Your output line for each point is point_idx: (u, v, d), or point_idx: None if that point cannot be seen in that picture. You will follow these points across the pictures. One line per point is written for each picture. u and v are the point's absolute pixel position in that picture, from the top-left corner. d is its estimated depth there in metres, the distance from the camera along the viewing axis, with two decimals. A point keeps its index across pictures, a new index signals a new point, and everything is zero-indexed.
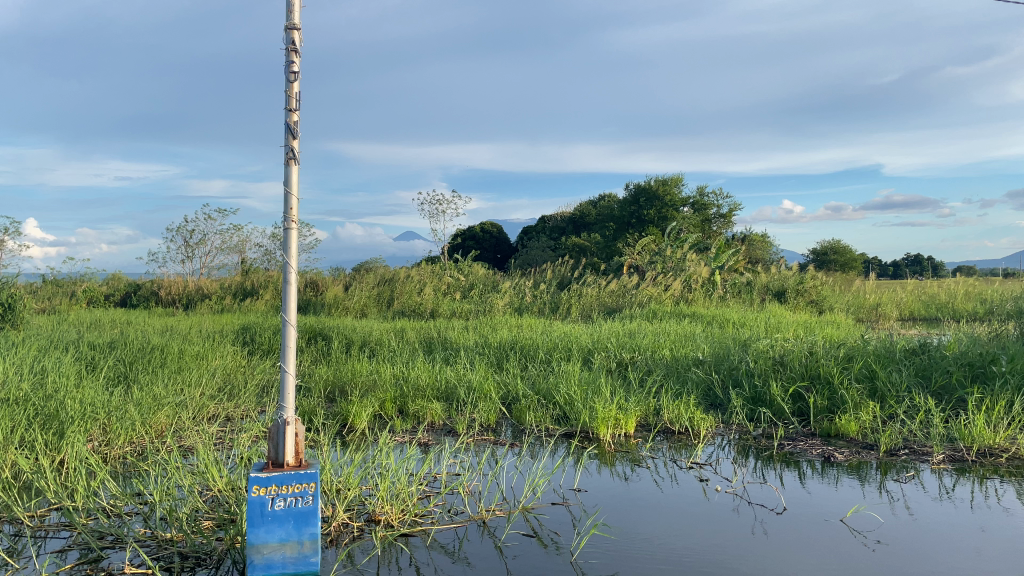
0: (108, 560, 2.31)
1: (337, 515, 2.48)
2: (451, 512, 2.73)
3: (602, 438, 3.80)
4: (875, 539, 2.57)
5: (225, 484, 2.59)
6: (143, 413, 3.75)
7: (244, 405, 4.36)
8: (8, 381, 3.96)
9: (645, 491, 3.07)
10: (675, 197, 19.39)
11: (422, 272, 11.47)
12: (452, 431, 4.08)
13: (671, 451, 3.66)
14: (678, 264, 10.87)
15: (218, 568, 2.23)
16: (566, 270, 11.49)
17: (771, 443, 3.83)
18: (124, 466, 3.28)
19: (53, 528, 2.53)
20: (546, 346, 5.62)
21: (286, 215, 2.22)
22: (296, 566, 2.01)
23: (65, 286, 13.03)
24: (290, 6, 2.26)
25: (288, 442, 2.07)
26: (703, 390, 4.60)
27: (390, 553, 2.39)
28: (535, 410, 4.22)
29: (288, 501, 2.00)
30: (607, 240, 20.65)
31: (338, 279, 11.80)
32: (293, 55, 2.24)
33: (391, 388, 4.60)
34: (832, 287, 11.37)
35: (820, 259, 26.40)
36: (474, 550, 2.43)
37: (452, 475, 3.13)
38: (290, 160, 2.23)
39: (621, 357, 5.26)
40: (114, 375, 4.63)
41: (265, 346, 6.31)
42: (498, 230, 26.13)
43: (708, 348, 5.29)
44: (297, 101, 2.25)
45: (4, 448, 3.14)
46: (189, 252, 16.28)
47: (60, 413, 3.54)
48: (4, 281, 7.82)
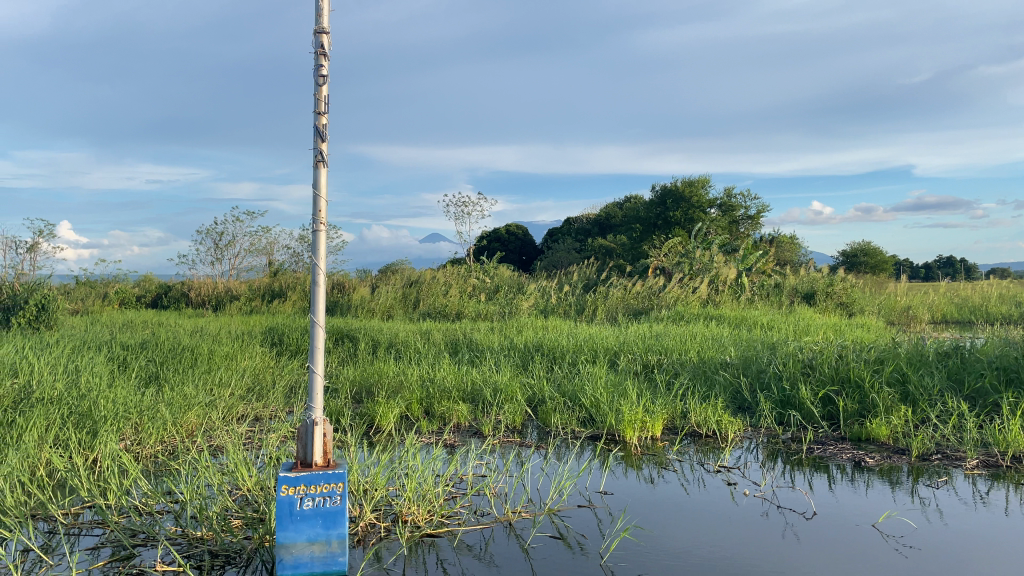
0: (140, 558, 2.35)
1: (365, 515, 2.49)
2: (478, 513, 2.74)
3: (629, 441, 3.78)
4: (908, 544, 2.54)
5: (255, 484, 2.62)
6: (174, 413, 3.81)
7: (272, 406, 4.41)
8: (44, 381, 4.04)
9: (673, 495, 3.05)
10: (703, 198, 19.27)
11: (448, 274, 11.50)
12: (478, 432, 4.09)
13: (699, 454, 3.64)
14: (705, 265, 10.81)
15: (248, 566, 2.25)
16: (592, 272, 11.46)
17: (800, 446, 3.79)
18: (155, 465, 3.33)
19: (86, 526, 2.58)
20: (572, 348, 5.61)
21: (315, 217, 2.23)
22: (324, 566, 2.03)
23: (98, 287, 13.25)
24: (320, 11, 2.28)
25: (317, 443, 2.09)
26: (731, 393, 4.56)
27: (417, 553, 2.40)
28: (561, 412, 4.22)
29: (316, 501, 2.01)
30: (633, 241, 20.59)
31: (364, 281, 11.89)
32: (321, 58, 2.26)
33: (417, 389, 4.63)
34: (862, 289, 11.23)
35: (850, 261, 26.09)
36: (500, 551, 2.43)
37: (479, 477, 3.14)
38: (318, 163, 2.25)
39: (647, 360, 5.23)
40: (146, 375, 4.71)
41: (294, 347, 6.37)
42: (524, 231, 26.15)
43: (736, 350, 5.25)
44: (326, 104, 2.27)
45: (38, 447, 3.20)
46: (219, 255, 16.50)
47: (94, 413, 3.60)
48: (38, 282, 7.98)
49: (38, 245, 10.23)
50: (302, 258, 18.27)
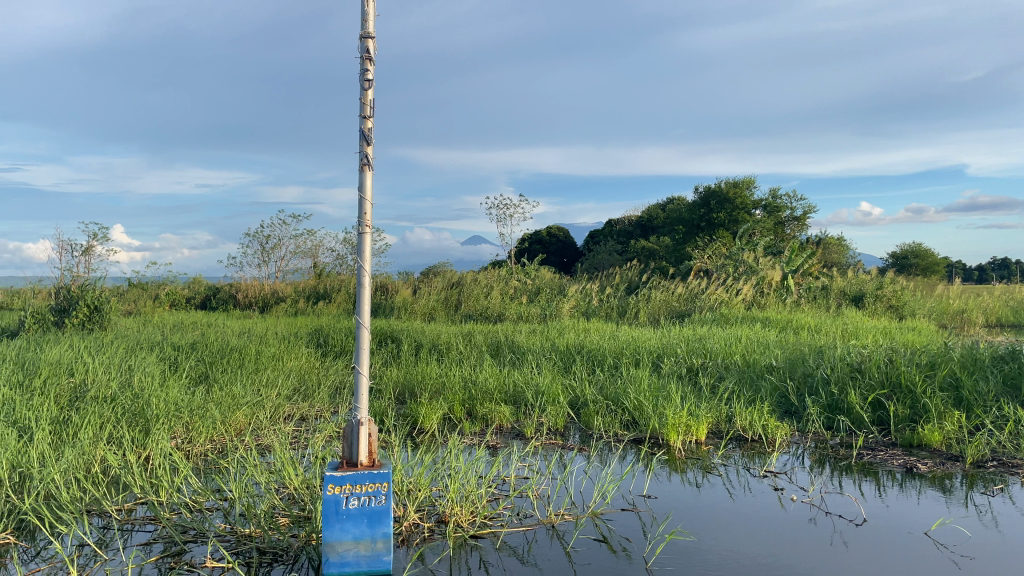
0: (191, 554, 2.39)
1: (408, 515, 2.51)
2: (521, 515, 2.74)
3: (672, 444, 3.74)
4: (961, 553, 2.47)
5: (301, 482, 2.66)
6: (223, 412, 3.89)
7: (318, 406, 4.48)
8: (98, 380, 4.16)
9: (717, 499, 3.02)
10: (747, 199, 19.03)
11: (490, 277, 11.54)
12: (520, 434, 4.09)
13: (744, 459, 3.59)
14: (750, 267, 10.67)
15: (295, 564, 2.28)
16: (634, 274, 11.39)
17: (850, 452, 3.71)
18: (205, 462, 3.40)
19: (139, 522, 2.65)
20: (614, 351, 5.59)
21: (361, 220, 2.26)
22: (369, 564, 2.05)
23: (149, 289, 13.59)
24: (366, 16, 2.31)
25: (362, 442, 2.11)
26: (777, 397, 4.49)
27: (460, 554, 2.41)
28: (604, 414, 4.19)
29: (362, 500, 2.03)
30: (676, 243, 20.40)
31: (407, 283, 11.99)
32: (366, 63, 2.28)
33: (460, 390, 4.66)
34: (913, 291, 10.97)
35: (900, 263, 25.53)
36: (543, 553, 2.43)
37: (521, 479, 3.14)
38: (364, 166, 2.27)
39: (691, 363, 5.17)
40: (196, 375, 4.81)
41: (338, 348, 6.45)
42: (566, 233, 26.09)
43: (781, 354, 5.16)
44: (371, 108, 2.30)
45: (94, 444, 3.29)
46: (265, 257, 16.79)
47: (146, 412, 3.69)
48: (92, 284, 8.20)
49: (92, 248, 10.52)
50: (345, 260, 18.49)
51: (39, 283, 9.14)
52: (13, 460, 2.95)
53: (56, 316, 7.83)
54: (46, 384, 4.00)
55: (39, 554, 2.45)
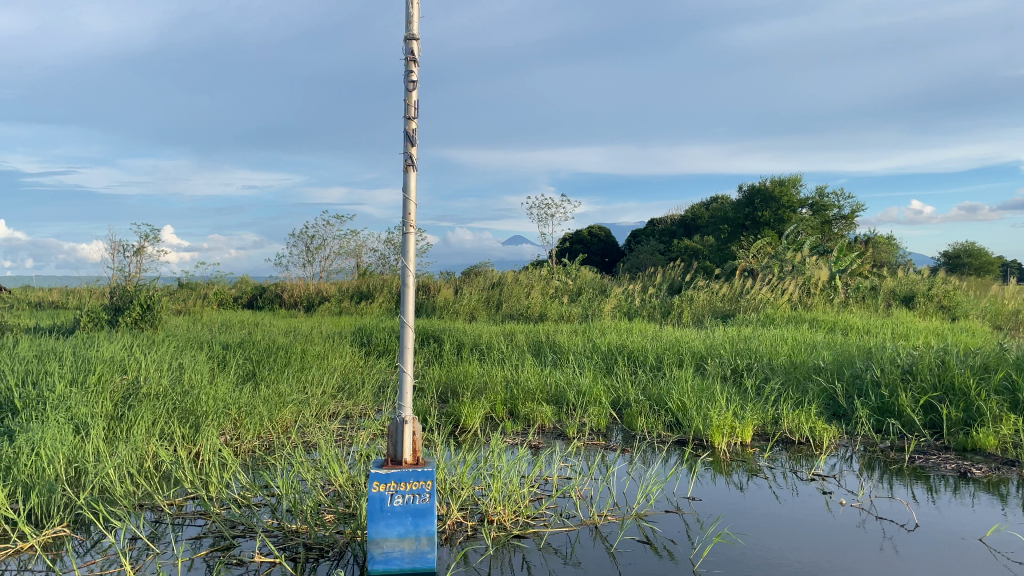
0: (239, 548, 2.44)
1: (451, 514, 2.52)
2: (564, 515, 2.73)
3: (717, 446, 3.70)
4: (1018, 561, 2.39)
5: (346, 479, 2.69)
6: (270, 410, 3.96)
7: (362, 404, 4.52)
8: (150, 377, 4.26)
9: (765, 503, 2.97)
10: (793, 197, 18.74)
11: (531, 277, 11.54)
12: (562, 434, 4.08)
13: (791, 462, 3.54)
14: (796, 267, 10.49)
15: (340, 559, 2.31)
16: (677, 274, 11.29)
17: (901, 456, 3.63)
18: (253, 459, 3.46)
19: (189, 517, 2.70)
20: (657, 351, 5.54)
21: (404, 220, 2.28)
22: (413, 562, 2.07)
23: (198, 288, 13.88)
24: (410, 17, 2.33)
25: (407, 441, 2.13)
26: (824, 399, 4.41)
27: (503, 553, 2.42)
28: (647, 416, 4.16)
29: (407, 498, 2.04)
30: (720, 242, 20.14)
31: (449, 283, 12.05)
32: (412, 64, 2.30)
33: (502, 390, 4.66)
34: (967, 292, 10.68)
35: (952, 263, 24.91)
36: (586, 554, 2.42)
37: (564, 479, 3.14)
38: (409, 167, 2.29)
39: (735, 364, 5.11)
40: (243, 373, 4.90)
41: (381, 347, 6.52)
42: (607, 233, 25.96)
43: (829, 355, 5.07)
44: (415, 109, 2.31)
45: (146, 439, 3.37)
46: (310, 258, 17.02)
47: (196, 409, 3.78)
48: (144, 284, 8.41)
49: (144, 248, 10.78)
50: (388, 260, 18.65)
51: (94, 282, 9.39)
52: (70, 455, 3.03)
53: (110, 314, 8.04)
54: (100, 380, 4.11)
55: (94, 546, 2.52)
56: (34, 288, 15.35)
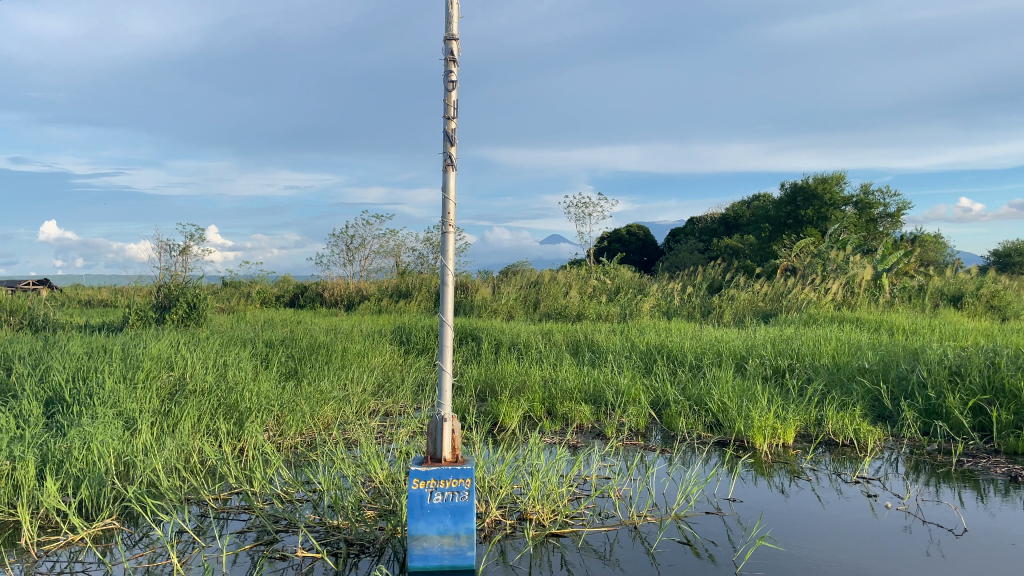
0: (282, 543, 2.48)
1: (490, 512, 2.53)
2: (603, 515, 2.73)
3: (758, 447, 3.66)
4: None
5: (386, 477, 2.72)
6: (312, 407, 4.02)
7: (402, 402, 4.55)
8: (195, 374, 4.34)
9: (808, 506, 2.92)
10: (836, 195, 18.44)
11: (569, 275, 11.54)
12: (600, 434, 4.07)
13: (834, 464, 3.48)
14: (839, 266, 10.31)
15: (381, 555, 2.34)
16: (717, 273, 11.18)
17: (948, 459, 3.55)
18: (295, 454, 3.52)
19: (234, 511, 2.76)
20: (696, 351, 5.49)
21: (444, 219, 2.29)
22: (452, 559, 2.08)
23: (242, 287, 14.13)
24: (449, 18, 2.34)
25: (446, 439, 2.14)
26: (869, 401, 4.33)
27: (542, 552, 2.42)
28: (686, 416, 4.13)
29: (446, 495, 2.06)
30: (760, 241, 19.87)
31: (487, 282, 12.10)
32: (451, 64, 2.31)
33: (540, 389, 4.66)
34: (1019, 292, 10.38)
35: (1003, 261, 24.28)
36: (626, 554, 2.41)
37: (602, 479, 3.13)
38: (448, 166, 2.30)
39: (776, 365, 5.05)
40: (285, 371, 4.98)
41: (420, 345, 6.57)
42: (646, 232, 25.70)
43: (873, 356, 4.98)
44: (454, 109, 2.32)
45: (193, 434, 3.45)
46: (350, 257, 17.22)
47: (241, 405, 3.86)
48: (189, 283, 8.59)
49: (189, 248, 11.00)
50: (427, 259, 18.81)
51: (142, 281, 9.62)
52: (120, 449, 3.11)
53: (157, 313, 8.23)
54: (147, 376, 4.21)
55: (142, 539, 2.58)
56: (85, 287, 15.78)
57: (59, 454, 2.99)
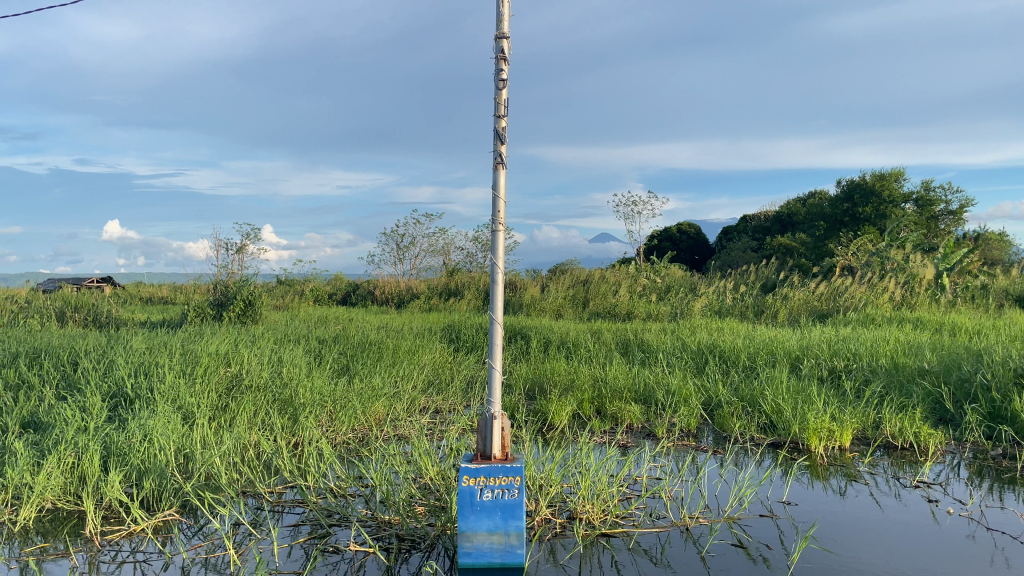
0: (335, 537, 2.52)
1: (540, 510, 2.53)
2: (654, 516, 2.70)
3: (813, 450, 3.58)
4: None
5: (436, 473, 2.76)
6: (364, 403, 4.08)
7: (451, 399, 4.58)
8: (252, 369, 4.44)
9: (864, 510, 2.85)
10: (895, 191, 18.05)
11: (618, 274, 11.48)
12: (651, 434, 4.03)
13: (893, 468, 3.39)
14: (898, 265, 10.05)
15: (431, 551, 2.36)
16: (770, 271, 10.99)
17: (1014, 464, 3.42)
18: (348, 449, 3.58)
19: (289, 505, 2.81)
20: (749, 351, 5.40)
21: (494, 217, 2.30)
22: (503, 557, 2.08)
23: (295, 286, 14.35)
24: (500, 16, 2.35)
25: (496, 436, 2.15)
26: (930, 403, 4.21)
27: (591, 551, 2.41)
28: (739, 417, 4.06)
29: (496, 493, 2.06)
30: (815, 240, 19.38)
31: (536, 280, 12.10)
32: (502, 63, 2.32)
33: (589, 388, 4.64)
34: None
35: None
36: (678, 556, 2.39)
37: (653, 480, 3.10)
38: (498, 164, 2.31)
39: (833, 366, 4.94)
40: (338, 367, 5.05)
41: (470, 343, 6.59)
42: (697, 230, 25.30)
43: (935, 357, 4.83)
44: (505, 107, 2.33)
45: (250, 429, 3.54)
46: (400, 255, 17.39)
47: (295, 401, 3.94)
48: (244, 281, 8.76)
49: (245, 247, 11.23)
50: (476, 258, 18.90)
51: (199, 279, 9.83)
52: (179, 442, 3.21)
53: (214, 310, 8.44)
54: (205, 371, 4.31)
55: (201, 530, 2.65)
56: (146, 283, 16.27)
57: (122, 446, 3.08)
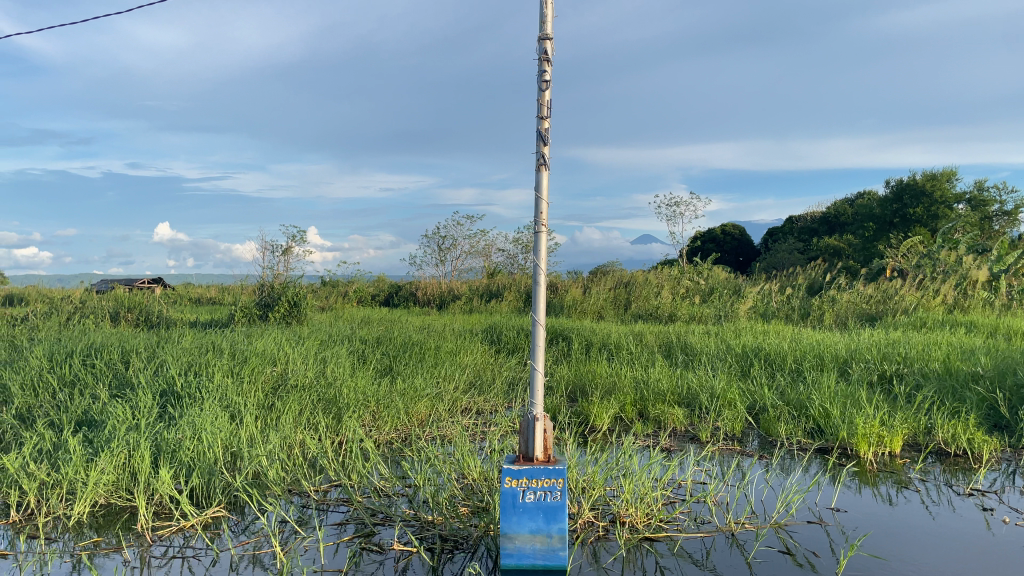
0: (379, 536, 2.54)
1: (583, 513, 2.52)
2: (698, 520, 2.67)
3: (863, 456, 3.51)
4: None
5: (479, 474, 2.77)
6: (406, 403, 4.11)
7: (493, 401, 4.60)
8: (297, 369, 4.51)
9: (915, 518, 2.79)
10: (947, 191, 17.69)
11: (661, 276, 11.39)
12: (694, 438, 3.98)
13: (946, 475, 3.30)
14: (950, 267, 9.82)
15: (475, 552, 2.37)
16: (817, 273, 10.81)
17: None
18: (391, 449, 3.61)
19: (333, 503, 2.84)
20: (795, 354, 5.32)
21: (537, 218, 2.29)
22: (546, 559, 2.08)
23: (339, 286, 14.55)
24: (544, 18, 2.35)
25: (538, 438, 2.15)
26: (984, 409, 4.09)
27: (634, 556, 2.39)
28: (785, 422, 4.00)
29: (538, 495, 2.06)
30: (864, 241, 18.97)
31: (577, 282, 12.07)
32: (545, 64, 2.31)
33: (631, 391, 4.61)
34: None
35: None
36: (723, 561, 2.36)
37: (698, 485, 3.07)
38: (541, 166, 2.31)
39: (883, 370, 4.83)
40: (381, 368, 5.10)
41: (511, 344, 6.61)
42: (741, 231, 24.94)
43: (990, 361, 4.69)
44: (549, 109, 2.33)
45: (295, 428, 3.60)
46: (442, 256, 17.52)
47: (339, 401, 3.99)
48: (289, 282, 8.91)
49: (291, 249, 11.42)
50: (516, 259, 18.93)
51: (245, 280, 10.02)
52: (227, 440, 3.27)
53: (261, 310, 8.60)
54: (252, 371, 4.40)
55: (248, 527, 2.69)
56: (194, 283, 16.70)
57: (172, 444, 3.15)
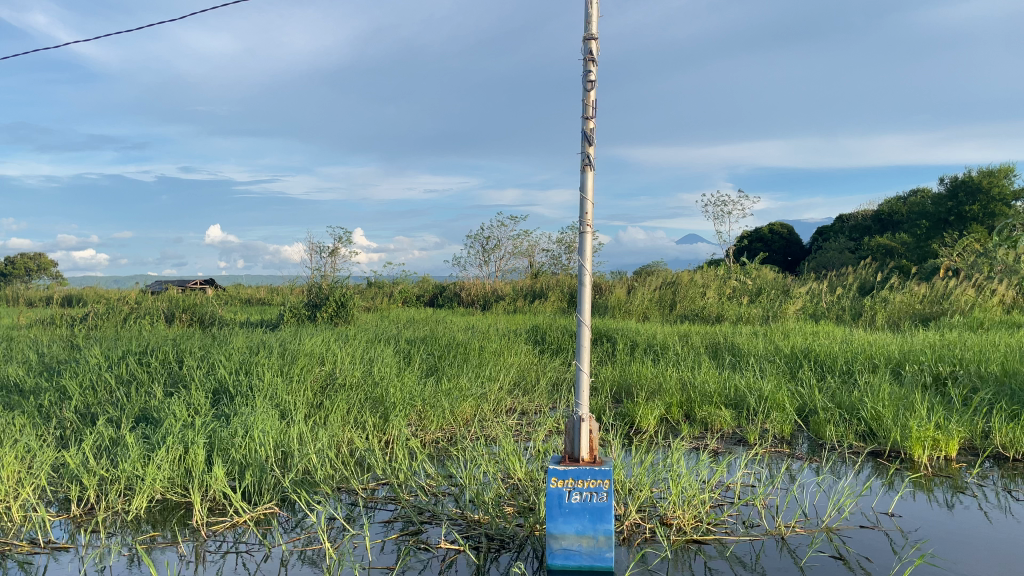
0: (427, 534, 2.57)
1: (630, 515, 2.51)
2: (747, 523, 2.64)
3: (917, 460, 3.43)
4: None
5: (525, 474, 2.78)
6: (452, 403, 4.14)
7: (537, 401, 4.60)
8: (344, 369, 4.57)
9: (972, 524, 2.71)
10: (1005, 189, 17.13)
11: (708, 276, 11.27)
12: (743, 440, 3.93)
13: (1004, 479, 3.21)
14: (1008, 266, 9.53)
15: (520, 552, 2.37)
16: (868, 274, 10.57)
17: None
18: (437, 449, 3.64)
19: (381, 501, 2.88)
20: (846, 355, 5.22)
21: (581, 219, 2.29)
22: (592, 560, 2.07)
23: (385, 286, 14.72)
24: (589, 17, 2.34)
25: (583, 439, 2.15)
26: None
27: (682, 558, 2.37)
28: (836, 424, 3.93)
29: (584, 496, 2.05)
30: (917, 240, 18.49)
31: (620, 283, 11.99)
32: (590, 64, 2.31)
33: (678, 392, 4.57)
34: None
35: None
36: (773, 564, 2.34)
37: (747, 488, 3.03)
38: (586, 166, 2.31)
39: (937, 371, 4.72)
40: (427, 367, 5.15)
41: (555, 345, 6.61)
42: (789, 230, 24.53)
43: None
44: (593, 109, 2.32)
45: (343, 427, 3.65)
46: (486, 257, 17.58)
47: (386, 400, 4.04)
48: (336, 283, 9.03)
49: (337, 250, 11.59)
50: (559, 260, 18.89)
51: (294, 281, 10.20)
52: (277, 439, 3.33)
53: (309, 310, 8.73)
54: (301, 370, 4.47)
55: (298, 523, 2.74)
56: (244, 285, 17.08)
57: (225, 441, 3.22)
